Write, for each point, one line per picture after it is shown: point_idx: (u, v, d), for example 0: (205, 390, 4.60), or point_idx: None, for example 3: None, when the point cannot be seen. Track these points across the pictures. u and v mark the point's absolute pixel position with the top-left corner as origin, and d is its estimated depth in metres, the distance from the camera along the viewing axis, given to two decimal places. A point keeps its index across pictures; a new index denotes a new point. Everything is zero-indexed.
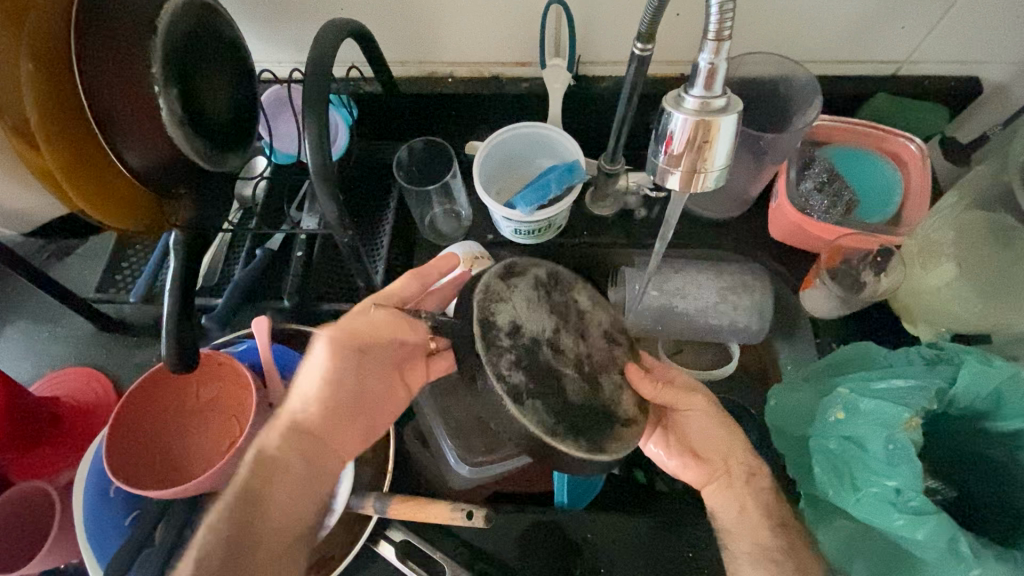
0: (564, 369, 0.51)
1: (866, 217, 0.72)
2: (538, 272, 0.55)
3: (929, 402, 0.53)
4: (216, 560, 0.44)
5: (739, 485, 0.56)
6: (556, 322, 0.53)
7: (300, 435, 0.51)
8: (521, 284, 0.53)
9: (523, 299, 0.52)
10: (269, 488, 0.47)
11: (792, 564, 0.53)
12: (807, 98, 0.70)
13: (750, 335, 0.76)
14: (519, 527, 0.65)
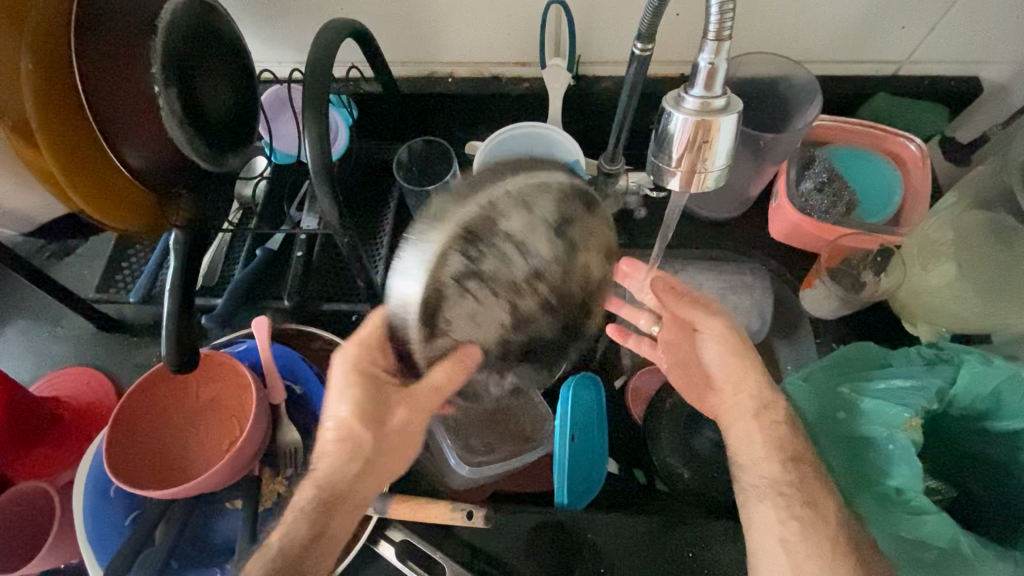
0: (538, 324, 0.49)
1: (867, 217, 0.72)
2: (450, 265, 0.45)
3: (928, 402, 0.53)
4: None
5: (750, 417, 0.56)
6: (501, 296, 0.47)
7: (335, 507, 0.51)
8: (447, 302, 0.46)
9: (455, 317, 0.47)
10: (317, 564, 0.50)
11: (802, 497, 0.52)
12: (807, 98, 0.70)
13: (750, 335, 0.76)
14: (519, 526, 0.65)
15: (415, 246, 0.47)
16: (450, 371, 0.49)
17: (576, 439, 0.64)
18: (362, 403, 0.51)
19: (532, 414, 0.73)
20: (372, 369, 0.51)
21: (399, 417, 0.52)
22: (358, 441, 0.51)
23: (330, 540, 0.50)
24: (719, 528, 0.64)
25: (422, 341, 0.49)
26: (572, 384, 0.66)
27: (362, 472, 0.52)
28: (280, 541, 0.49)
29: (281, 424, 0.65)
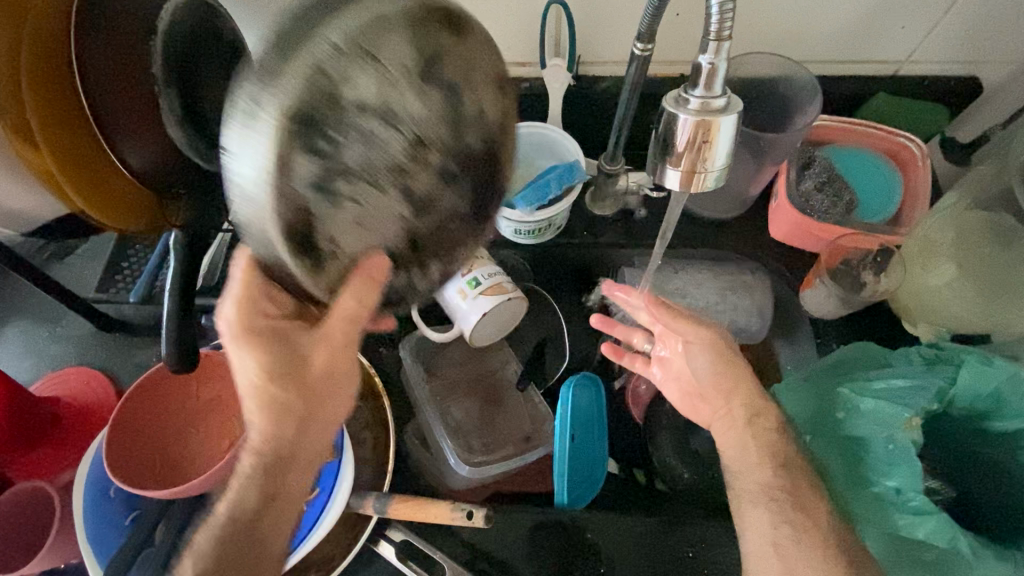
0: (444, 200, 0.38)
1: (865, 217, 0.73)
2: (300, 170, 0.35)
3: (928, 402, 0.53)
4: None
5: (742, 425, 0.57)
6: (385, 186, 0.36)
7: (268, 468, 0.47)
8: (320, 218, 0.36)
9: (339, 228, 0.37)
10: (274, 526, 0.48)
11: (793, 501, 0.53)
12: (807, 98, 0.70)
13: (750, 335, 0.79)
14: (519, 526, 0.65)
15: (238, 156, 0.35)
16: (359, 293, 0.39)
17: (576, 438, 0.64)
18: (275, 365, 0.44)
19: (532, 412, 0.73)
20: (264, 323, 0.43)
21: (320, 363, 0.46)
22: (278, 398, 0.45)
23: (282, 500, 0.48)
24: (719, 528, 0.64)
25: (307, 267, 0.38)
26: (573, 383, 0.66)
27: (301, 428, 0.47)
28: (229, 508, 0.47)
29: None
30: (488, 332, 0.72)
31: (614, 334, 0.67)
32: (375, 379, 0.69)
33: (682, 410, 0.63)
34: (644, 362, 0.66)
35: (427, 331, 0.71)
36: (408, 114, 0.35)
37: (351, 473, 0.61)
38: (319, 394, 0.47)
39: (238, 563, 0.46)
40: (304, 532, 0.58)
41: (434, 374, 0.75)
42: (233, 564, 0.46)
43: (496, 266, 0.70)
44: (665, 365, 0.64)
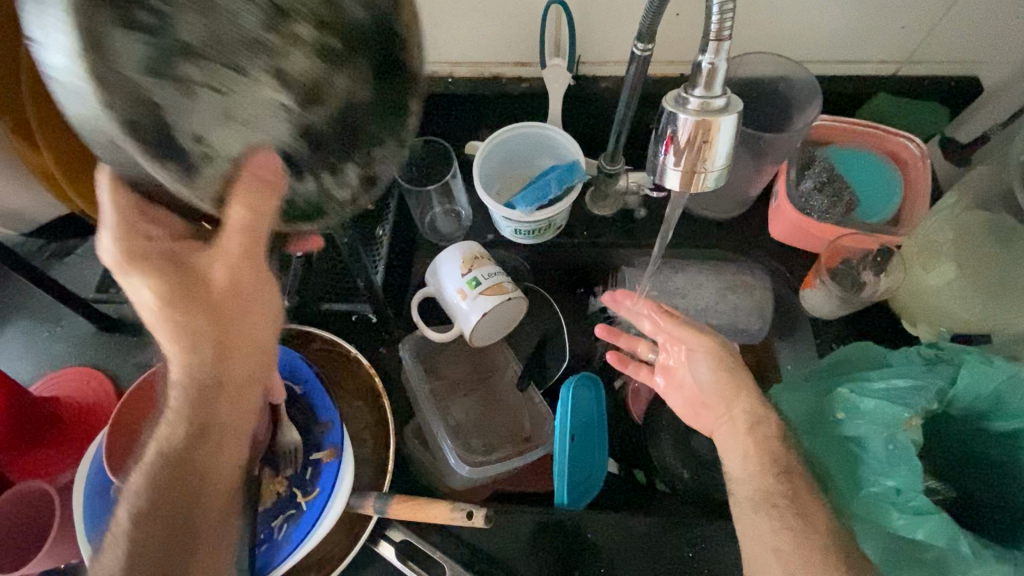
0: (330, 85, 0.38)
1: (866, 217, 0.72)
2: (124, 50, 0.30)
3: (928, 402, 0.53)
4: (161, 522, 0.47)
5: (742, 432, 0.57)
6: (254, 67, 0.35)
7: (196, 398, 0.47)
8: (174, 109, 0.32)
9: (205, 121, 0.34)
10: (211, 455, 0.50)
11: (794, 508, 0.53)
12: (805, 98, 0.70)
13: (750, 336, 0.79)
14: (520, 526, 0.65)
15: (43, 42, 0.29)
16: (251, 200, 0.35)
17: (576, 438, 0.64)
18: (167, 288, 0.40)
19: (531, 411, 0.73)
20: (149, 243, 0.39)
21: (218, 282, 0.42)
22: (179, 322, 0.42)
23: (217, 434, 0.50)
24: (719, 528, 0.64)
25: (183, 176, 0.33)
26: (573, 383, 0.65)
27: (220, 357, 0.46)
28: (161, 446, 0.49)
29: (281, 425, 0.62)
30: (488, 332, 0.72)
31: (619, 342, 0.66)
32: (375, 379, 0.69)
33: (686, 418, 0.62)
34: (648, 372, 0.65)
35: (427, 331, 0.70)
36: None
37: (351, 473, 0.61)
38: (223, 315, 0.44)
39: (177, 492, 0.48)
40: (304, 532, 0.58)
41: (434, 374, 0.76)
42: (173, 494, 0.48)
43: (496, 267, 0.70)
44: (670, 374, 0.63)
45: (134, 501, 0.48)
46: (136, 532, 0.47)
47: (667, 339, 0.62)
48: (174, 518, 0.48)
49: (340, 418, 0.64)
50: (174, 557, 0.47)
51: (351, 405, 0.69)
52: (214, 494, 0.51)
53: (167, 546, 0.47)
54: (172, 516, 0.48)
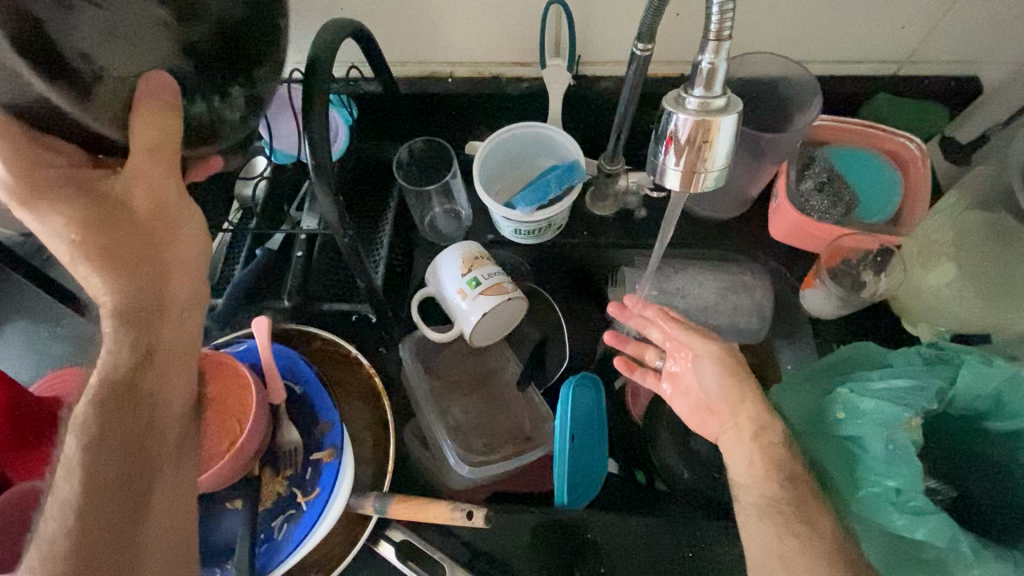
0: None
1: (866, 217, 0.72)
2: None
3: (929, 403, 0.53)
4: (114, 458, 0.40)
5: (748, 438, 0.56)
6: None
7: (140, 318, 0.41)
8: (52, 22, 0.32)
9: (89, 39, 0.34)
10: (163, 382, 0.43)
11: (799, 515, 0.52)
12: (807, 98, 0.69)
13: (750, 335, 0.78)
14: (520, 527, 0.65)
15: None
16: (155, 123, 0.37)
17: (575, 438, 0.64)
18: (85, 213, 0.38)
19: (531, 412, 0.73)
20: (50, 170, 0.37)
21: (140, 201, 0.40)
22: (101, 245, 0.39)
23: (165, 356, 0.43)
24: (719, 529, 0.64)
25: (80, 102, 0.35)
26: (573, 383, 0.66)
27: (156, 274, 0.41)
28: (101, 369, 0.40)
29: (281, 425, 0.62)
30: (488, 332, 0.72)
31: (627, 350, 0.66)
32: (375, 380, 0.69)
33: (690, 423, 0.62)
34: (655, 378, 0.64)
35: (426, 331, 0.70)
36: None
37: (351, 474, 0.61)
38: (156, 234, 0.41)
39: (131, 423, 0.41)
40: (304, 532, 0.58)
41: (434, 374, 0.76)
42: (123, 424, 0.40)
43: (496, 267, 0.70)
44: (676, 381, 0.63)
45: (76, 435, 0.39)
46: (89, 470, 0.38)
47: (673, 345, 0.63)
48: (131, 453, 0.41)
49: (340, 419, 0.64)
50: (135, 498, 0.40)
51: (349, 406, 0.69)
52: (171, 431, 0.44)
53: (126, 486, 0.40)
54: (128, 452, 0.40)
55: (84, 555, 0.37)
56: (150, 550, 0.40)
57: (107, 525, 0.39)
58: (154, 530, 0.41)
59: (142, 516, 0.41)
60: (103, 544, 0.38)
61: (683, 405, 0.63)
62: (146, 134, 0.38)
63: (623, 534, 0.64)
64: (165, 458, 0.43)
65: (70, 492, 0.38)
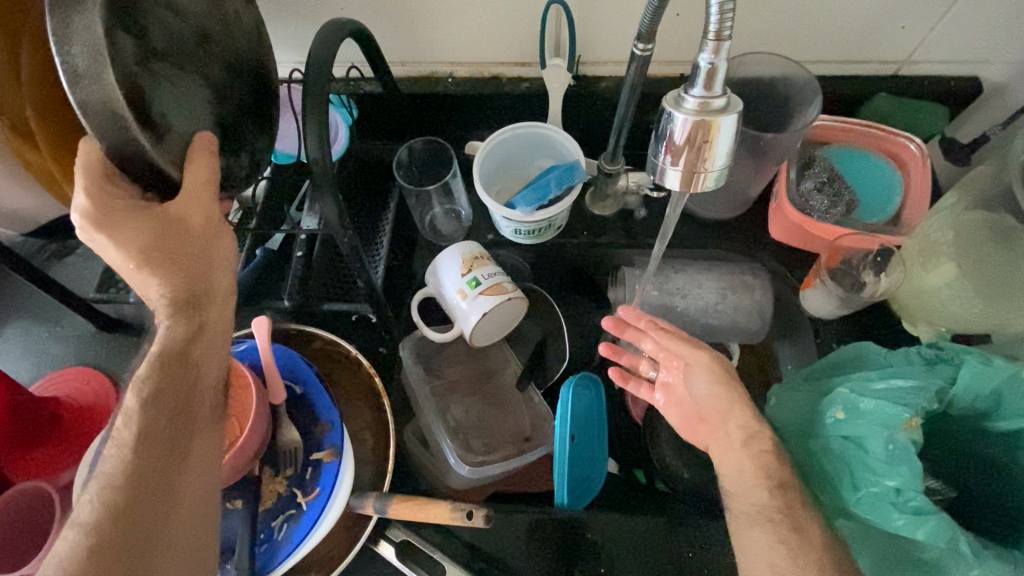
0: (235, 93, 0.50)
1: (866, 217, 0.73)
2: (123, 48, 0.38)
3: (928, 402, 0.53)
4: (163, 413, 0.44)
5: (737, 447, 0.55)
6: (192, 71, 0.45)
7: (190, 302, 0.44)
8: (149, 89, 0.40)
9: (167, 105, 0.42)
10: (208, 351, 0.47)
11: (789, 522, 0.52)
12: (806, 97, 0.69)
13: (750, 335, 0.78)
14: (518, 526, 0.66)
15: (67, 38, 0.36)
16: (200, 166, 0.44)
17: (576, 439, 0.64)
18: (147, 234, 0.42)
19: (532, 412, 0.73)
20: (114, 202, 0.41)
21: (192, 215, 0.43)
22: (158, 252, 0.42)
23: (211, 332, 0.47)
24: (716, 530, 0.66)
25: (155, 144, 0.41)
26: (573, 383, 0.65)
27: (203, 266, 0.45)
28: (159, 337, 0.44)
29: (280, 424, 0.62)
30: (488, 332, 0.72)
31: (621, 360, 0.65)
32: (374, 379, 0.69)
33: (683, 434, 0.62)
34: (648, 387, 0.64)
35: (426, 331, 0.70)
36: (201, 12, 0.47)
37: (351, 474, 0.61)
38: (207, 246, 0.45)
39: (178, 388, 0.45)
40: (304, 532, 0.58)
41: (434, 374, 0.75)
42: (174, 386, 0.45)
43: (495, 267, 0.70)
44: (670, 391, 0.62)
45: (135, 389, 0.43)
46: (145, 420, 0.43)
47: (665, 355, 0.62)
48: (177, 412, 0.45)
49: (340, 419, 0.64)
50: (176, 450, 0.45)
51: (348, 406, 0.69)
52: (208, 395, 0.48)
53: (169, 440, 0.45)
54: (175, 411, 0.45)
55: (130, 495, 0.42)
56: (183, 501, 0.45)
57: (150, 473, 0.43)
58: (187, 485, 0.46)
59: (182, 467, 0.46)
60: (149, 488, 0.43)
61: (677, 413, 0.62)
62: (195, 174, 0.43)
63: (623, 534, 0.65)
64: (201, 417, 0.47)
65: (126, 436, 0.43)
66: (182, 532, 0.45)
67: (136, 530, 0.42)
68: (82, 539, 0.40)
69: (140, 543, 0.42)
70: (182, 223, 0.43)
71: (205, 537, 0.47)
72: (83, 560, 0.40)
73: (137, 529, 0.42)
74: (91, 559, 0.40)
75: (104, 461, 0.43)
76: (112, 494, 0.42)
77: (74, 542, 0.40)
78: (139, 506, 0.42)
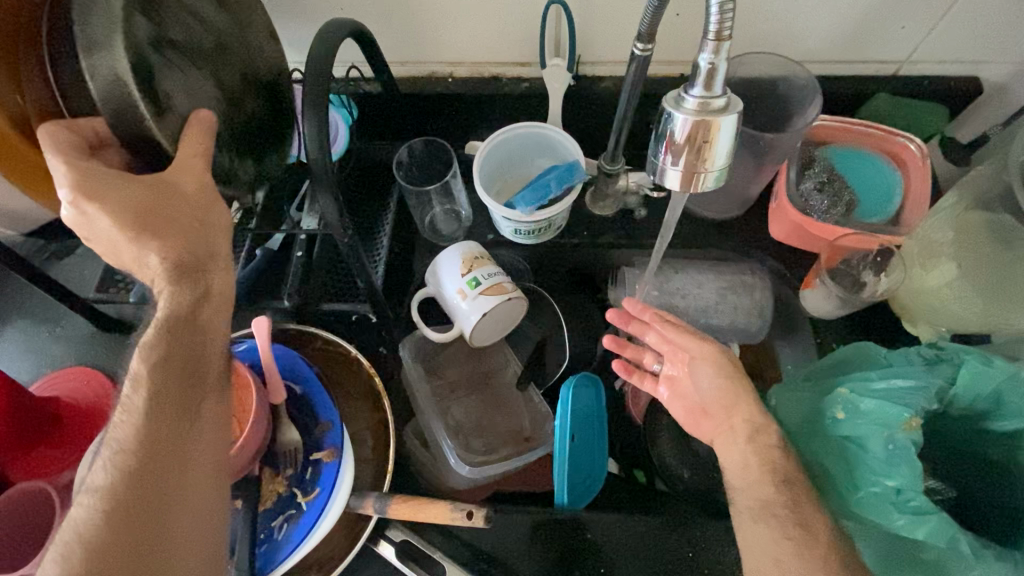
0: (247, 104, 0.54)
1: (866, 217, 0.72)
2: (140, 31, 0.42)
3: (929, 402, 0.53)
4: (173, 377, 0.45)
5: (743, 441, 0.56)
6: (202, 70, 0.49)
7: (190, 268, 0.45)
8: (157, 69, 0.43)
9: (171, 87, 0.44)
10: (215, 318, 0.48)
11: (795, 518, 0.52)
12: (807, 98, 0.69)
13: (749, 335, 0.77)
14: (518, 525, 0.65)
15: (87, 12, 0.39)
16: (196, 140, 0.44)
17: (576, 438, 0.64)
18: (140, 201, 0.42)
19: (532, 412, 0.73)
20: (96, 170, 0.41)
21: (185, 180, 0.43)
22: (150, 218, 0.42)
23: (217, 300, 0.48)
24: (717, 529, 0.65)
25: (155, 117, 0.42)
26: (573, 383, 0.65)
27: (201, 231, 0.45)
28: (162, 304, 0.44)
29: (281, 424, 0.61)
30: (488, 332, 0.72)
31: (626, 354, 0.64)
32: (374, 380, 0.69)
33: (686, 427, 0.62)
34: (652, 380, 0.63)
35: (426, 331, 0.70)
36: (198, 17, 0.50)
37: (351, 474, 0.61)
38: (205, 213, 0.45)
39: (185, 353, 0.46)
40: (304, 532, 0.58)
41: (434, 374, 0.76)
42: (180, 351, 0.46)
43: (496, 267, 0.70)
44: (674, 385, 0.62)
45: (142, 355, 0.44)
46: (154, 385, 0.44)
47: (671, 350, 0.61)
48: (184, 377, 0.46)
49: (340, 419, 0.64)
50: (184, 415, 0.46)
51: (348, 406, 0.69)
52: (214, 363, 0.49)
53: (178, 406, 0.46)
54: (182, 376, 0.46)
55: (145, 458, 0.43)
56: (194, 466, 0.47)
57: (163, 436, 0.45)
58: (196, 449, 0.47)
59: (190, 432, 0.47)
60: (163, 450, 0.44)
61: (681, 407, 0.62)
62: (188, 146, 0.44)
63: (623, 535, 0.65)
64: (207, 383, 0.49)
65: (137, 401, 0.44)
66: (195, 494, 0.46)
67: (153, 491, 0.43)
68: (97, 503, 0.41)
69: (157, 504, 0.43)
70: (177, 189, 0.43)
71: (217, 499, 0.49)
72: (100, 522, 0.41)
73: (150, 492, 0.43)
74: (108, 520, 0.41)
75: (117, 426, 0.44)
76: (129, 456, 0.43)
77: (92, 507, 0.41)
78: (154, 467, 0.44)
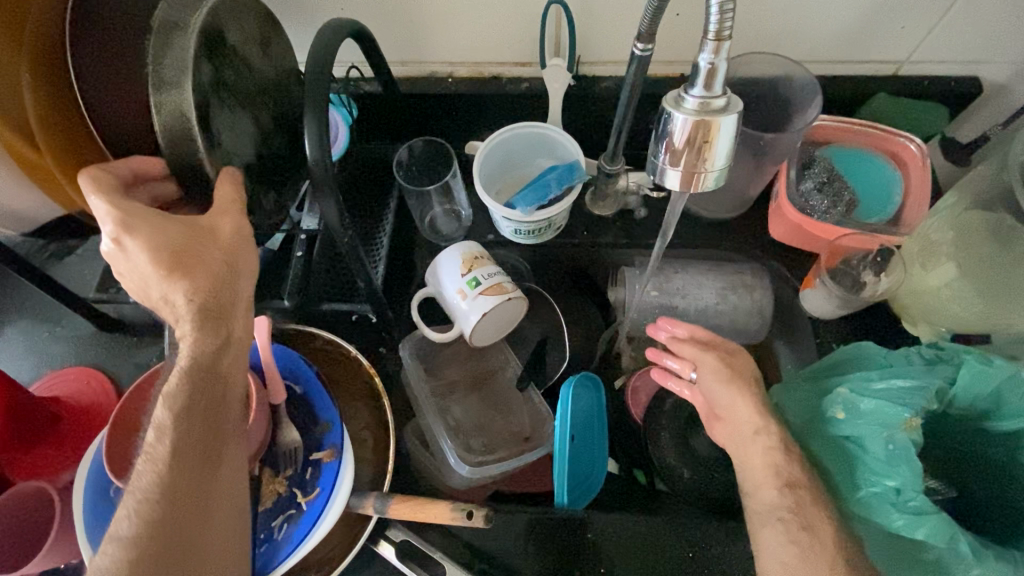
0: (275, 141, 0.57)
1: (866, 217, 0.73)
2: (204, 73, 0.46)
3: (928, 402, 0.53)
4: (195, 425, 0.46)
5: (749, 442, 0.56)
6: (247, 108, 0.52)
7: (207, 303, 0.45)
8: (211, 109, 0.47)
9: (220, 123, 0.48)
10: (235, 363, 0.49)
11: (800, 520, 0.52)
12: (807, 98, 0.69)
13: (749, 337, 0.78)
14: (516, 524, 0.65)
15: (163, 52, 0.44)
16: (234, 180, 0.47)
17: (575, 438, 0.63)
18: (174, 240, 0.44)
19: (532, 413, 0.73)
20: (135, 206, 0.44)
21: (223, 226, 0.46)
22: (182, 257, 0.44)
23: (237, 346, 0.49)
24: (720, 530, 0.65)
25: (207, 149, 0.46)
26: (573, 383, 0.64)
27: (229, 276, 0.46)
28: (186, 351, 0.46)
29: (280, 426, 0.62)
30: (488, 332, 0.72)
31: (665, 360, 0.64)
32: (374, 379, 0.68)
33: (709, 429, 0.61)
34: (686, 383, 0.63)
35: (426, 331, 0.70)
36: (242, 33, 0.51)
37: (351, 473, 0.60)
38: (235, 250, 0.46)
39: (207, 399, 0.47)
40: (304, 532, 0.58)
41: (434, 374, 0.76)
42: (202, 398, 0.47)
43: (495, 267, 0.70)
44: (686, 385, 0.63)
45: (165, 404, 0.46)
46: (177, 433, 0.45)
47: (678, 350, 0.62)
48: (206, 425, 0.48)
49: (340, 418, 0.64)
50: (206, 462, 0.48)
51: (347, 406, 0.69)
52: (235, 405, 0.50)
53: (200, 453, 0.47)
54: (204, 422, 0.47)
55: (167, 507, 0.44)
56: (214, 510, 0.48)
57: (184, 483, 0.46)
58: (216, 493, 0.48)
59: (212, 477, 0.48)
60: (185, 498, 0.45)
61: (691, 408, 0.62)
62: (223, 193, 0.47)
63: (624, 535, 0.65)
64: (228, 427, 0.50)
65: (161, 447, 0.45)
66: (214, 536, 0.48)
67: (175, 539, 0.44)
68: (122, 551, 0.42)
69: (177, 552, 0.44)
70: (216, 228, 0.46)
71: (233, 538, 0.50)
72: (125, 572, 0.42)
73: (173, 539, 0.44)
74: (132, 568, 0.42)
75: (139, 474, 0.45)
76: (151, 505, 0.44)
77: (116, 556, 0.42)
78: (175, 514, 0.45)
